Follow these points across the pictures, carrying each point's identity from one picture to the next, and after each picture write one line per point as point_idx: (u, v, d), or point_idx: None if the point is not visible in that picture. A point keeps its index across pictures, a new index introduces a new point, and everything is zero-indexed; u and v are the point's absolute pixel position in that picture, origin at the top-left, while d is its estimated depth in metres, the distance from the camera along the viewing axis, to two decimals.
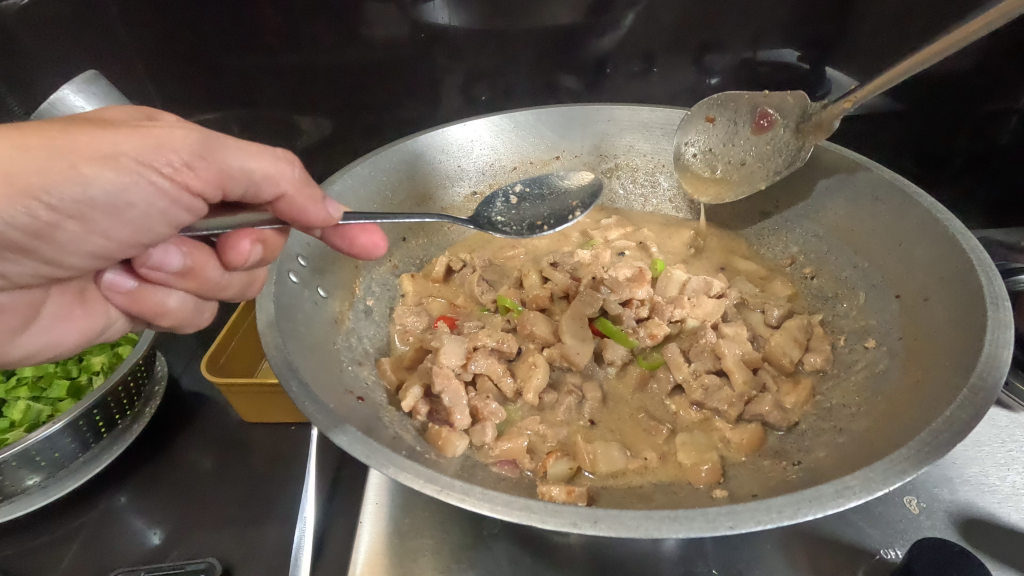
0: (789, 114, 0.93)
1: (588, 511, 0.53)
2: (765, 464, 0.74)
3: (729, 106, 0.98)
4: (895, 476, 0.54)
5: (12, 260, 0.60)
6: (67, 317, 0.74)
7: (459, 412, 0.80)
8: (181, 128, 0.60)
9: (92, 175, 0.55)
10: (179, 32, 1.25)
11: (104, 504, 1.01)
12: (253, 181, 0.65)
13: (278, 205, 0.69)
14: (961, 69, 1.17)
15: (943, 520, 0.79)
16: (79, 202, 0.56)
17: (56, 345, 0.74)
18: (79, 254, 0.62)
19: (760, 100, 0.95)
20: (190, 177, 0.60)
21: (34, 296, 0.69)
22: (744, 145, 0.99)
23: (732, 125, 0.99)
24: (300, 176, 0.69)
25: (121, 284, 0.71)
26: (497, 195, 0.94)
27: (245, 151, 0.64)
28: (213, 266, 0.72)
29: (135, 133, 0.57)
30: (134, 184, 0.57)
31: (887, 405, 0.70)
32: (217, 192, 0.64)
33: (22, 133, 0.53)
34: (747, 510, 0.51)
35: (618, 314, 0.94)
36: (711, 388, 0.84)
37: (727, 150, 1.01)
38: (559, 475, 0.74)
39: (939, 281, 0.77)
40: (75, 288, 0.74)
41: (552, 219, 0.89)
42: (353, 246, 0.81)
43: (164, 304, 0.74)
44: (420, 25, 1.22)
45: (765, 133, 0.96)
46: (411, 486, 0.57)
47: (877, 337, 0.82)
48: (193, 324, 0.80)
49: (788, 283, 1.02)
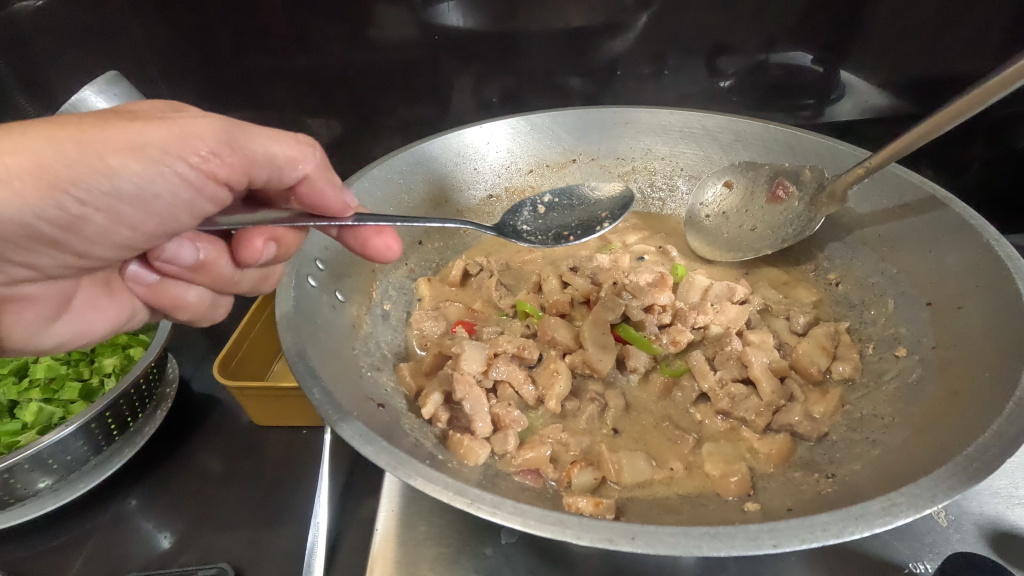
0: (805, 188, 0.95)
1: (626, 526, 0.52)
2: (796, 476, 0.73)
3: (749, 172, 1.01)
4: (944, 495, 0.53)
5: (43, 251, 0.60)
6: (96, 307, 0.76)
7: (480, 420, 0.79)
8: (205, 117, 0.59)
9: (119, 167, 0.55)
10: (187, 34, 1.24)
11: (115, 508, 1.00)
12: (276, 165, 0.65)
13: (300, 187, 0.69)
14: (981, 71, 1.15)
15: (972, 533, 0.76)
16: (107, 194, 0.56)
17: (85, 336, 0.76)
18: (106, 244, 0.62)
19: (780, 171, 0.97)
20: (218, 165, 0.59)
21: (66, 287, 0.71)
22: (757, 212, 1.02)
23: (748, 192, 1.02)
24: (321, 160, 0.69)
25: (142, 277, 0.73)
26: (524, 203, 0.92)
27: (268, 136, 0.63)
28: (225, 262, 0.72)
29: (161, 124, 0.56)
30: (160, 175, 0.57)
31: (924, 418, 0.69)
32: (242, 179, 0.63)
33: (51, 128, 0.53)
34: (791, 528, 0.52)
35: (640, 320, 0.93)
36: (738, 397, 0.83)
37: (739, 217, 1.04)
38: (585, 485, 0.73)
39: (975, 289, 0.76)
40: (102, 279, 0.76)
41: (579, 231, 0.90)
42: (366, 248, 0.79)
43: (183, 298, 0.77)
44: (430, 27, 1.20)
45: (779, 205, 0.99)
46: (440, 499, 0.56)
47: (908, 345, 0.81)
48: (209, 318, 0.81)
49: (812, 290, 1.00)
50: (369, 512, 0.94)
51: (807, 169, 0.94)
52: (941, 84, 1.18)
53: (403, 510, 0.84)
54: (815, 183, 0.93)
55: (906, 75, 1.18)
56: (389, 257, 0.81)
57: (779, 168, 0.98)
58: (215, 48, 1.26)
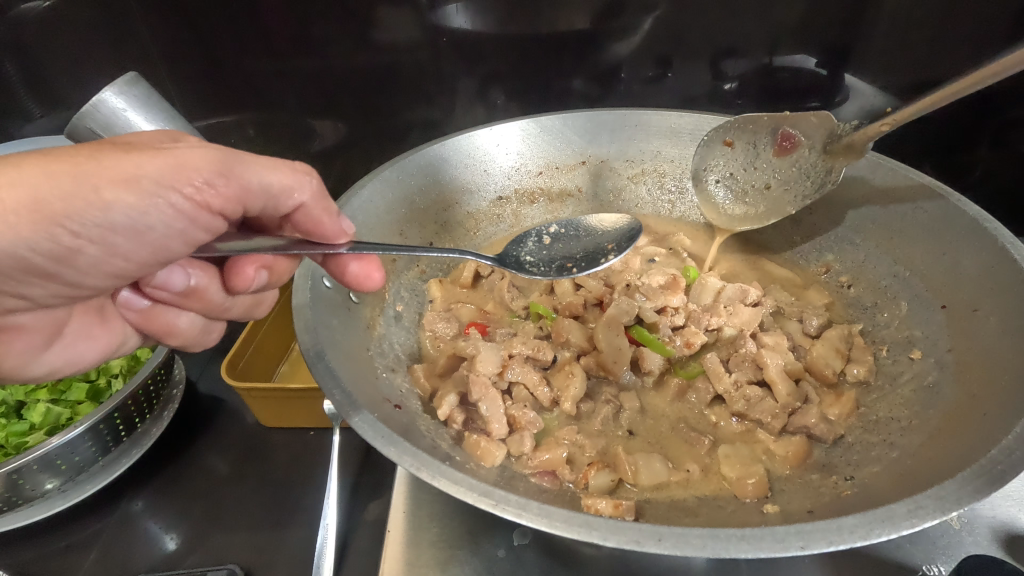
0: (814, 136, 0.93)
1: (652, 528, 0.53)
2: (813, 479, 0.73)
3: (751, 127, 0.98)
4: (970, 498, 0.53)
5: (38, 283, 0.60)
6: (88, 335, 0.76)
7: (497, 421, 0.79)
8: (201, 148, 0.59)
9: (113, 200, 0.55)
10: (191, 37, 1.24)
11: (122, 509, 1.00)
12: (271, 194, 0.65)
13: (295, 215, 0.69)
14: None
15: (986, 536, 0.75)
16: (101, 226, 0.56)
17: (78, 362, 0.75)
18: (99, 275, 0.62)
19: (782, 122, 0.95)
20: (211, 196, 0.59)
21: (58, 315, 0.71)
22: (768, 170, 0.99)
23: (752, 149, 1.00)
24: (317, 188, 0.69)
25: (133, 302, 0.74)
26: (528, 234, 0.90)
27: (264, 165, 0.63)
28: (217, 289, 0.74)
29: (157, 155, 0.56)
30: (153, 207, 0.57)
31: (943, 421, 0.69)
32: (236, 209, 0.63)
33: (44, 160, 0.53)
34: (818, 529, 0.52)
35: (653, 322, 0.94)
36: (754, 399, 0.84)
37: (750, 175, 1.02)
38: (602, 486, 0.73)
39: (990, 292, 0.76)
40: (94, 307, 0.76)
41: (584, 261, 0.85)
42: (346, 274, 0.77)
43: (174, 324, 0.77)
44: (434, 28, 1.21)
45: (790, 154, 0.97)
46: (466, 501, 0.56)
47: (923, 348, 0.82)
48: (200, 343, 0.82)
49: (823, 292, 1.00)
50: (377, 515, 0.93)
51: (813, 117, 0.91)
52: (942, 87, 1.18)
53: (413, 511, 0.84)
54: (827, 133, 0.91)
55: (910, 79, 1.19)
56: (369, 286, 0.80)
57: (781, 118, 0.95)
58: (221, 51, 1.26)
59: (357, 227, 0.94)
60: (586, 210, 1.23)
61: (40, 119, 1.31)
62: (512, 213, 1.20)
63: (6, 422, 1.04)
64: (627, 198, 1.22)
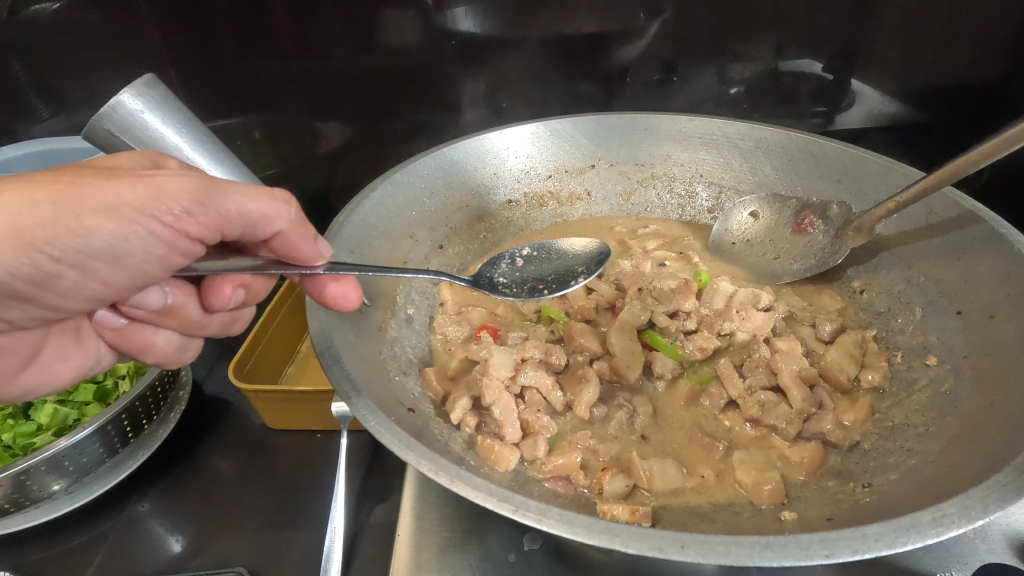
0: (830, 222, 0.97)
1: (674, 535, 0.52)
2: (830, 485, 0.73)
3: (775, 203, 1.04)
4: (996, 505, 0.53)
5: (16, 306, 0.60)
6: (63, 357, 0.74)
7: (510, 425, 0.79)
8: (183, 175, 0.58)
9: (94, 227, 0.54)
10: (196, 43, 1.25)
11: (129, 511, 0.99)
12: (249, 222, 0.63)
13: (273, 241, 0.68)
14: (989, 79, 1.15)
15: (1001, 543, 0.75)
16: (81, 251, 0.55)
17: (54, 382, 0.74)
18: (77, 298, 0.61)
19: (805, 206, 1.00)
20: (190, 224, 0.59)
21: (34, 337, 0.70)
22: (782, 243, 1.04)
23: (773, 220, 1.05)
24: (296, 216, 0.67)
25: (110, 321, 0.73)
26: (502, 256, 0.91)
27: (243, 193, 0.62)
28: (194, 306, 0.74)
29: (138, 182, 0.56)
30: (132, 234, 0.56)
31: (961, 428, 0.69)
32: (215, 236, 0.62)
33: (25, 186, 0.52)
34: (843, 538, 0.51)
35: (665, 326, 0.94)
36: (768, 404, 0.83)
37: (763, 245, 1.07)
38: (616, 492, 0.73)
39: (1007, 298, 0.76)
40: (71, 327, 0.74)
41: (556, 283, 0.87)
42: (323, 295, 0.74)
43: (151, 341, 0.76)
44: (442, 31, 1.21)
45: (804, 237, 1.01)
46: (485, 506, 0.55)
47: (938, 354, 0.81)
48: (178, 361, 0.81)
49: (837, 297, 1.00)
50: (383, 518, 0.93)
51: (835, 205, 0.96)
52: (949, 91, 1.18)
53: (421, 514, 0.83)
54: (843, 219, 0.95)
55: (920, 83, 1.18)
56: (346, 306, 0.76)
57: (804, 203, 1.00)
58: (229, 54, 1.26)
59: (369, 229, 0.95)
60: (596, 212, 1.23)
61: (48, 120, 1.32)
62: (522, 216, 1.20)
63: (13, 423, 1.04)
64: (636, 200, 1.21)
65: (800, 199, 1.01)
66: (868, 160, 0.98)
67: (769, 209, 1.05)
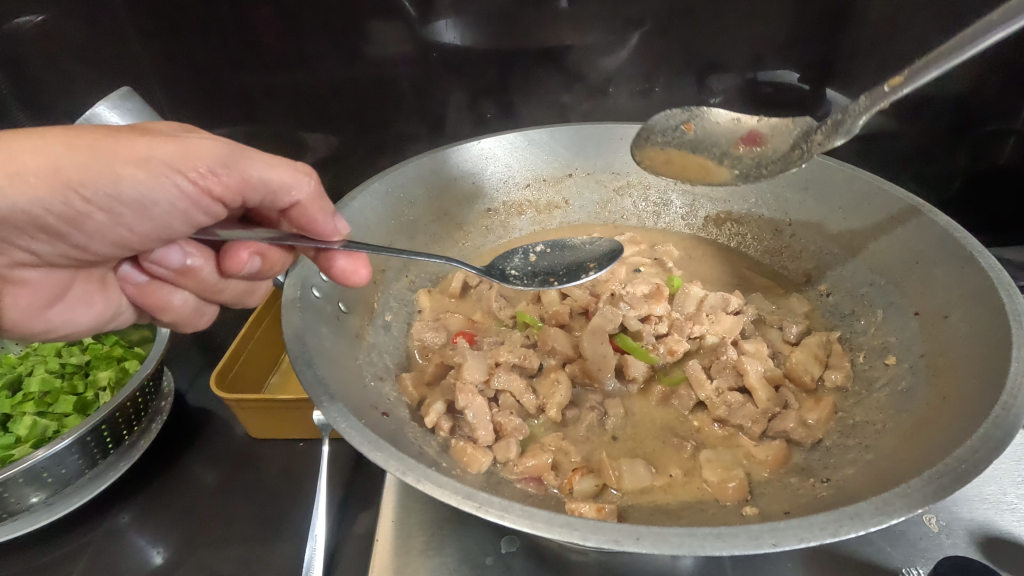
0: (782, 139, 0.88)
1: (631, 528, 0.54)
2: (793, 481, 0.75)
3: (717, 118, 0.94)
4: (935, 496, 0.55)
5: (45, 241, 0.62)
6: (87, 301, 0.74)
7: (483, 428, 0.81)
8: (211, 139, 0.62)
9: (124, 175, 0.57)
10: (182, 52, 1.26)
11: (108, 524, 0.99)
12: (270, 190, 0.66)
13: (292, 212, 0.70)
14: (956, 90, 1.20)
15: (963, 538, 0.77)
16: (111, 196, 0.58)
17: (74, 325, 0.74)
18: (101, 240, 0.63)
19: (752, 122, 0.91)
20: (214, 183, 0.62)
21: (62, 277, 0.70)
22: (721, 157, 0.92)
23: (710, 134, 0.94)
24: (316, 189, 0.70)
25: (133, 277, 0.75)
26: (516, 250, 0.92)
27: (266, 162, 0.65)
28: (212, 269, 0.75)
29: (170, 141, 0.60)
30: (161, 185, 0.59)
31: (916, 424, 0.72)
32: (235, 199, 0.65)
33: (70, 132, 0.56)
34: (790, 527, 0.53)
35: (637, 331, 0.98)
36: (734, 404, 0.86)
37: (696, 158, 0.93)
38: (585, 491, 0.75)
39: (960, 298, 0.79)
40: (97, 275, 0.74)
41: (566, 276, 0.86)
42: (334, 269, 0.77)
43: (169, 301, 0.77)
44: (428, 43, 1.23)
45: (750, 152, 0.90)
46: (449, 504, 0.57)
47: (898, 354, 0.84)
48: (191, 326, 0.82)
49: (804, 300, 1.03)
50: (366, 528, 0.93)
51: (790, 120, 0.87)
52: (916, 101, 1.23)
53: (402, 520, 0.84)
54: (806, 130, 0.85)
55: None
56: (355, 281, 0.80)
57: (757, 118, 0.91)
58: (215, 64, 1.27)
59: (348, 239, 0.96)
60: (574, 221, 1.25)
61: None
62: (501, 225, 1.22)
63: None
64: (614, 209, 1.24)
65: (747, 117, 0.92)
66: (834, 168, 1.00)
67: (711, 122, 0.94)
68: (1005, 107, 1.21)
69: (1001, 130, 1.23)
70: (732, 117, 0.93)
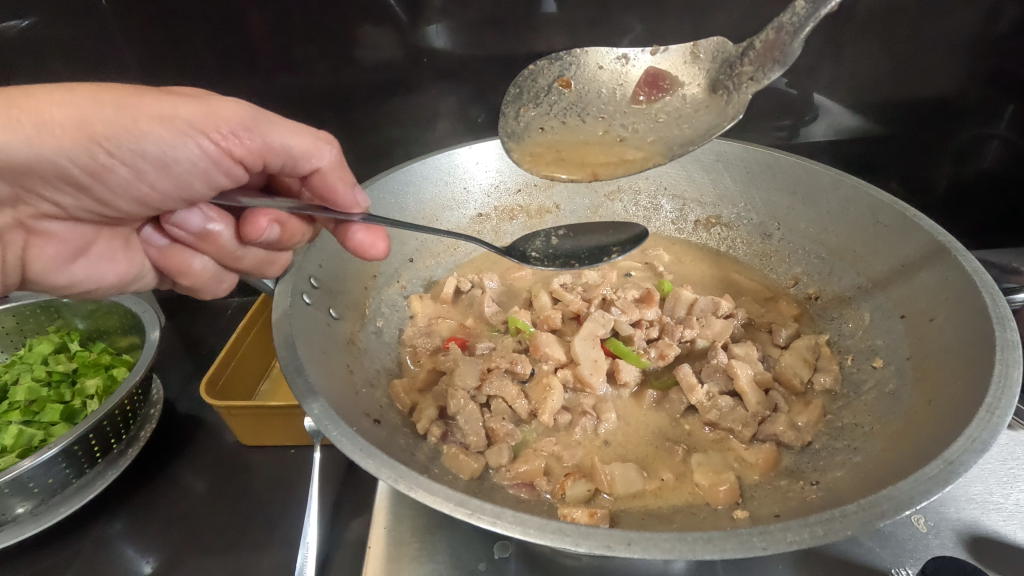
0: (689, 77, 0.84)
1: (621, 533, 0.54)
2: (782, 484, 0.76)
3: (605, 69, 0.88)
4: (922, 496, 0.56)
5: (69, 193, 0.67)
6: (111, 257, 0.80)
7: (474, 433, 0.82)
8: (234, 103, 0.68)
9: (147, 131, 0.63)
10: (168, 55, 1.24)
11: (98, 533, 0.98)
12: (291, 155, 0.73)
13: (312, 179, 0.77)
14: (941, 95, 1.22)
15: (951, 538, 0.78)
16: (134, 152, 0.63)
17: (97, 280, 0.80)
18: (124, 196, 0.69)
19: (649, 67, 0.85)
20: (235, 145, 0.68)
21: (86, 233, 0.75)
22: (622, 117, 0.86)
23: (591, 88, 0.88)
24: (335, 158, 0.77)
25: (155, 240, 0.82)
26: (538, 233, 0.94)
27: (288, 129, 0.72)
28: (230, 235, 0.81)
29: (193, 102, 0.65)
30: (183, 144, 0.65)
31: (902, 425, 0.73)
32: (256, 161, 0.71)
33: (98, 90, 0.61)
34: (779, 530, 0.54)
35: (629, 335, 0.98)
36: (724, 408, 0.86)
37: (593, 123, 0.87)
38: (578, 496, 0.75)
39: (945, 302, 0.80)
40: (121, 235, 0.80)
41: (588, 258, 0.88)
42: (351, 241, 0.84)
43: (189, 265, 0.85)
44: (419, 48, 1.24)
45: (656, 104, 0.84)
46: (441, 510, 0.57)
47: (884, 356, 0.86)
48: (210, 291, 0.89)
49: (793, 304, 1.04)
50: (358, 534, 0.93)
51: (689, 55, 0.83)
52: (902, 106, 1.24)
53: (394, 527, 0.84)
54: (723, 65, 0.80)
55: (877, 98, 1.23)
56: (372, 254, 0.86)
57: (654, 55, 0.85)
58: (204, 68, 1.26)
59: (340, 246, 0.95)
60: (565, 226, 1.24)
61: None
62: (492, 230, 1.21)
63: None
64: (604, 214, 1.23)
65: (640, 61, 0.86)
66: (819, 172, 1.00)
67: (585, 78, 0.89)
68: (987, 111, 1.23)
69: (983, 134, 1.26)
70: (617, 57, 0.88)
